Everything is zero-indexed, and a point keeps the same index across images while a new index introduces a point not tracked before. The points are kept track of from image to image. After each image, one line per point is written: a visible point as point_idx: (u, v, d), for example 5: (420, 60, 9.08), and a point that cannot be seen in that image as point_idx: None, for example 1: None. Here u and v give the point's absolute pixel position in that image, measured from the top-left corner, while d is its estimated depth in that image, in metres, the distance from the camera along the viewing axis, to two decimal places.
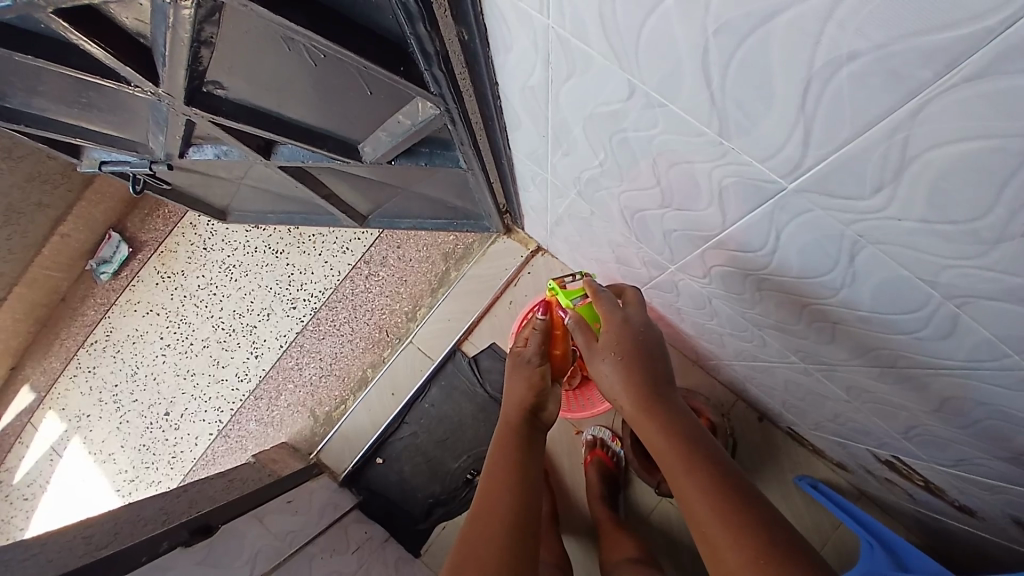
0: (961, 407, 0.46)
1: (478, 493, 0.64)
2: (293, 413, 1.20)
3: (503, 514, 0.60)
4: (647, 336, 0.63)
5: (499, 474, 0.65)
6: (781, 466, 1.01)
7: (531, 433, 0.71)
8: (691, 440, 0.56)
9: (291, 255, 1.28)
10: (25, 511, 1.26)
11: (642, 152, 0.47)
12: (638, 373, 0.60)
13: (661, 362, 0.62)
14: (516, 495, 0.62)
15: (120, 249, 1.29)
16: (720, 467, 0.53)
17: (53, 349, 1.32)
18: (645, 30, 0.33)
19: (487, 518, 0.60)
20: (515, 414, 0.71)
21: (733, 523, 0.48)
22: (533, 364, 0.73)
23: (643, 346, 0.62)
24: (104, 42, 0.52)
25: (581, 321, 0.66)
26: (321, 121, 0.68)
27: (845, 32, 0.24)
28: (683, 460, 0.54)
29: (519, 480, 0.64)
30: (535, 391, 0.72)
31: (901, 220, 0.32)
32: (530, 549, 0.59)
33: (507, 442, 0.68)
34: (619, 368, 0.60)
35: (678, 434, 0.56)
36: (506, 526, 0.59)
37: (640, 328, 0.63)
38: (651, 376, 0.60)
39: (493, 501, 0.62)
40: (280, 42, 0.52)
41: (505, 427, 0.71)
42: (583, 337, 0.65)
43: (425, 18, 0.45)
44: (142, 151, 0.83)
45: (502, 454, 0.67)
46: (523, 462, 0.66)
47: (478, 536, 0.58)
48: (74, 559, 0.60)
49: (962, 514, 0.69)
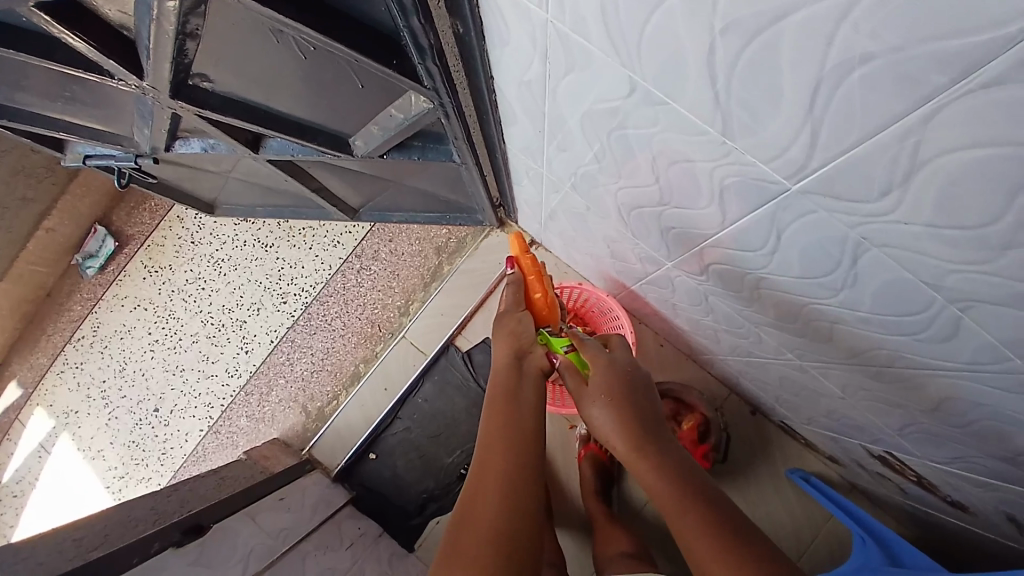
0: (958, 407, 0.46)
1: (475, 462, 0.62)
2: (284, 409, 1.19)
3: (496, 486, 0.58)
4: (633, 377, 0.67)
5: (497, 441, 0.62)
6: (773, 459, 1.01)
7: (515, 383, 0.68)
8: (685, 477, 0.57)
9: (281, 249, 1.26)
10: (13, 509, 1.24)
11: (641, 149, 0.46)
12: (629, 415, 0.63)
13: (650, 405, 0.65)
14: (513, 467, 0.60)
15: (106, 243, 1.27)
16: (717, 503, 0.55)
17: (38, 345, 1.30)
18: (648, 27, 0.32)
19: (483, 492, 0.58)
20: (500, 371, 0.70)
21: (730, 556, 0.49)
22: (513, 313, 0.77)
23: (630, 386, 0.66)
24: (86, 35, 0.50)
25: (569, 363, 0.70)
26: (311, 114, 0.67)
27: (859, 34, 0.23)
28: (679, 495, 0.56)
29: (519, 453, 0.61)
30: (517, 338, 0.73)
31: (908, 224, 0.31)
32: (527, 524, 0.56)
33: (499, 407, 0.66)
34: (610, 410, 0.63)
35: (672, 469, 0.58)
36: (499, 497, 0.57)
37: (626, 371, 0.67)
38: (641, 418, 0.63)
39: (488, 474, 0.60)
40: (268, 34, 0.50)
41: (494, 384, 0.69)
42: (572, 378, 0.69)
43: (419, 11, 0.43)
44: (128, 145, 0.81)
45: (494, 421, 0.64)
46: (515, 438, 0.63)
47: (480, 505, 0.57)
48: (64, 562, 0.59)
49: (954, 508, 0.69)
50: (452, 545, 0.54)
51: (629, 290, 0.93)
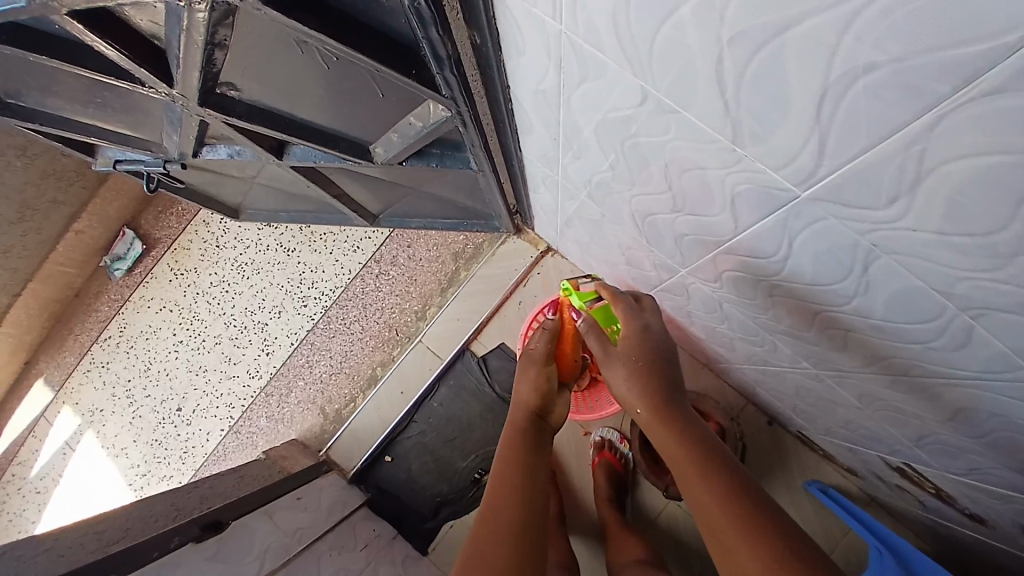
0: (974, 418, 0.46)
1: (488, 490, 0.65)
2: (303, 410, 1.21)
3: (511, 491, 0.63)
4: (665, 347, 0.64)
5: (510, 469, 0.66)
6: (790, 470, 1.01)
7: (532, 424, 0.72)
8: (704, 449, 0.56)
9: (303, 254, 1.28)
10: (36, 504, 1.28)
11: (653, 156, 0.47)
12: (653, 381, 0.61)
13: (675, 370, 0.63)
14: (522, 483, 0.64)
15: (134, 246, 1.31)
16: (746, 489, 0.52)
17: (66, 344, 1.34)
18: (658, 37, 0.33)
19: (498, 502, 0.63)
20: (519, 413, 0.72)
21: (758, 539, 0.48)
22: (541, 363, 0.74)
23: (658, 358, 0.63)
24: (118, 43, 0.53)
25: (593, 326, 0.69)
26: (333, 122, 0.69)
27: (863, 44, 0.24)
28: (711, 476, 0.54)
29: (527, 469, 0.66)
30: (543, 394, 0.73)
31: (916, 231, 0.31)
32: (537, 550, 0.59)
33: (512, 441, 0.69)
34: (635, 373, 0.62)
35: (698, 444, 0.57)
36: (510, 517, 0.60)
37: (658, 337, 0.65)
38: (665, 383, 0.61)
39: (502, 496, 0.63)
40: (293, 45, 0.52)
41: (512, 420, 0.72)
42: (597, 341, 0.68)
43: (437, 22, 0.44)
44: (156, 151, 0.84)
45: (507, 452, 0.68)
46: (528, 460, 0.67)
47: (493, 530, 0.60)
48: (85, 555, 0.61)
49: (973, 522, 0.68)
50: (472, 548, 0.59)
51: None
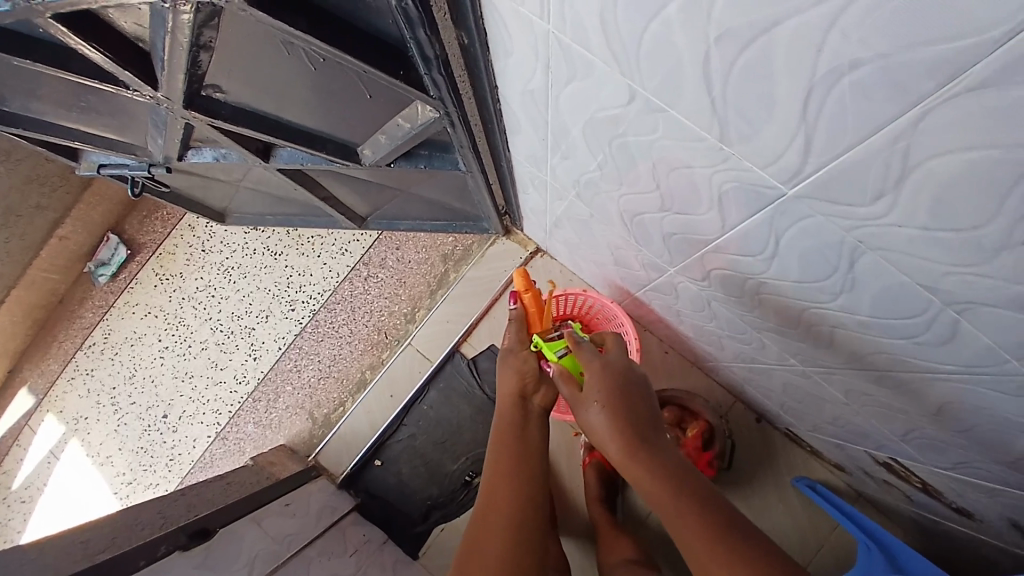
0: (959, 411, 0.46)
1: (483, 492, 0.65)
2: (291, 415, 1.20)
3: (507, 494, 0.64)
4: (630, 381, 0.64)
5: (505, 470, 0.66)
6: (778, 467, 1.01)
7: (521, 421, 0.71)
8: (679, 476, 0.57)
9: (290, 258, 1.28)
10: (21, 514, 1.25)
11: (641, 155, 0.47)
12: (623, 416, 0.61)
13: (642, 403, 0.63)
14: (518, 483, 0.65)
15: (118, 251, 1.29)
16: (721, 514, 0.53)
17: (50, 351, 1.32)
18: (645, 36, 0.33)
19: (495, 511, 0.62)
20: (506, 412, 0.71)
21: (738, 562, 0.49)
22: (516, 351, 0.74)
23: (625, 391, 0.63)
24: (104, 47, 0.52)
25: (562, 371, 0.67)
26: (320, 124, 0.68)
27: (848, 41, 0.24)
28: (687, 505, 0.54)
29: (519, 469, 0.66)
30: (523, 375, 0.72)
31: (901, 227, 0.32)
32: (535, 552, 0.61)
33: (505, 438, 0.69)
34: (604, 412, 0.61)
35: (670, 473, 0.57)
36: (507, 524, 0.61)
37: (622, 371, 0.65)
38: (635, 416, 0.61)
39: (499, 497, 0.63)
40: (280, 46, 0.52)
41: (501, 420, 0.71)
42: (567, 388, 0.66)
43: (426, 22, 0.45)
44: (141, 155, 0.83)
45: (501, 450, 0.68)
46: (520, 458, 0.67)
47: (491, 540, 0.60)
48: (72, 565, 0.60)
49: (959, 515, 0.69)
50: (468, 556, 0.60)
51: (633, 296, 0.93)
